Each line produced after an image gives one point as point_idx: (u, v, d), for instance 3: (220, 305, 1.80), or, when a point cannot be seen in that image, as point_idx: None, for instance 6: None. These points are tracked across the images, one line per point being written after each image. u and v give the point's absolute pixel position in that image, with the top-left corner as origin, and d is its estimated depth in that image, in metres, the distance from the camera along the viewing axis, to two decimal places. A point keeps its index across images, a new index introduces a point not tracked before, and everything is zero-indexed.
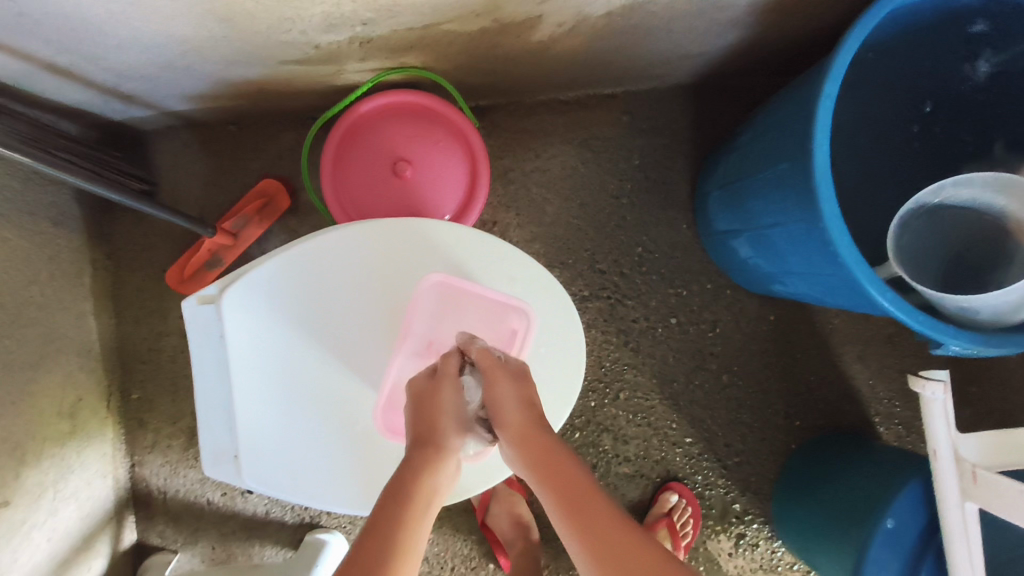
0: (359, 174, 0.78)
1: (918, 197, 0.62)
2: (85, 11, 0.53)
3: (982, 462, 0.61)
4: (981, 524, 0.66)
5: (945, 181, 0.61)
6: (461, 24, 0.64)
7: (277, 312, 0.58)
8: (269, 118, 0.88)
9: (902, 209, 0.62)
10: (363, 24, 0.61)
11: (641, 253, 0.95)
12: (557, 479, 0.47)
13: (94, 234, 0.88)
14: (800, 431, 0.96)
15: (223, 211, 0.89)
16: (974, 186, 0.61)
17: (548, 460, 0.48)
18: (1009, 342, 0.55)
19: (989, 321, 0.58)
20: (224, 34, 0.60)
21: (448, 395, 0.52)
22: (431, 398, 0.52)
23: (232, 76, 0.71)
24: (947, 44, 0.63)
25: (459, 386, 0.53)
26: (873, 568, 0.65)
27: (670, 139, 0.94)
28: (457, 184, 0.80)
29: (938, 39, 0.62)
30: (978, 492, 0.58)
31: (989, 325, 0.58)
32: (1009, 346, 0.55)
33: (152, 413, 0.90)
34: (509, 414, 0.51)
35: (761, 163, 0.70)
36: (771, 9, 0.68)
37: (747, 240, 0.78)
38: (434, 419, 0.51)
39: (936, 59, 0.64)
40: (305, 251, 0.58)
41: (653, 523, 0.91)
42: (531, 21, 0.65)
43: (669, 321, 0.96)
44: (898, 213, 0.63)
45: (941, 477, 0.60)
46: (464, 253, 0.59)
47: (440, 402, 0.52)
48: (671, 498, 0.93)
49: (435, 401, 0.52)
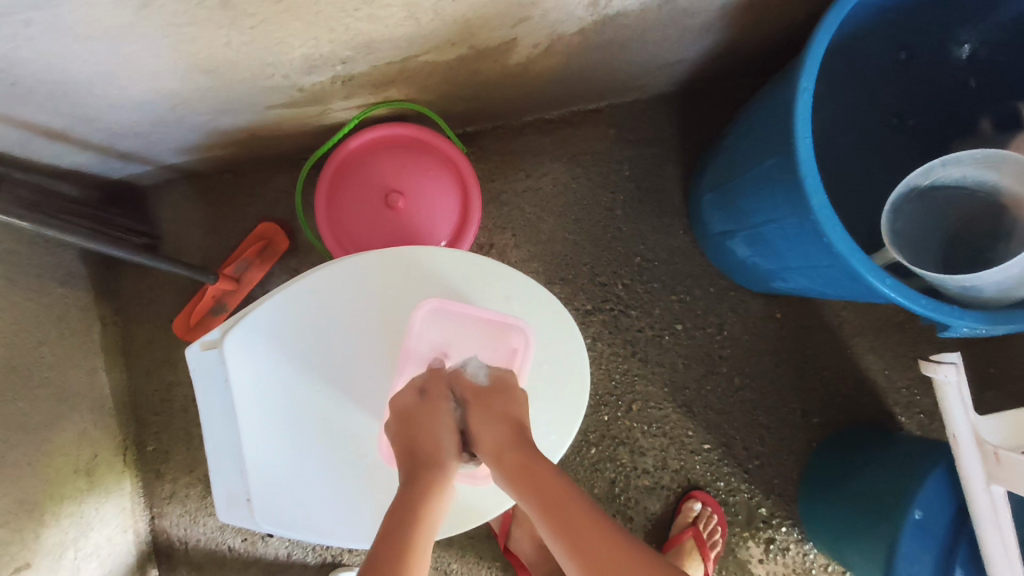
0: (352, 210, 0.79)
1: (907, 181, 0.61)
2: (74, 75, 0.55)
3: (1003, 443, 0.60)
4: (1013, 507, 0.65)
5: (933, 163, 0.60)
6: (439, 54, 0.66)
7: (280, 351, 0.58)
8: (262, 162, 0.90)
9: (892, 195, 0.61)
10: (342, 62, 0.62)
11: (642, 263, 0.95)
12: (532, 484, 0.47)
13: (100, 290, 0.90)
14: (819, 428, 0.94)
15: (224, 257, 0.90)
16: (965, 165, 0.59)
17: (523, 466, 0.48)
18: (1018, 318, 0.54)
19: (994, 299, 0.57)
20: (209, 85, 0.62)
21: (441, 413, 0.52)
22: (420, 422, 0.52)
23: (222, 125, 0.73)
24: (919, 26, 0.63)
25: (443, 405, 0.53)
26: (906, 563, 0.63)
27: (658, 147, 0.95)
28: (450, 210, 0.81)
29: (910, 22, 0.63)
30: (1004, 475, 0.56)
31: (995, 303, 0.57)
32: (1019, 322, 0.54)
33: (168, 463, 0.91)
34: (484, 425, 0.51)
35: (747, 162, 0.70)
36: (741, 11, 0.69)
37: (743, 239, 0.78)
38: (429, 437, 0.51)
39: (910, 42, 0.65)
40: (304, 288, 0.58)
41: (680, 536, 0.89)
42: (507, 46, 0.67)
43: (675, 328, 0.95)
44: (889, 199, 0.62)
45: (963, 462, 0.58)
46: (460, 278, 0.60)
47: (433, 420, 0.52)
48: (695, 506, 0.92)
49: (428, 419, 0.52)
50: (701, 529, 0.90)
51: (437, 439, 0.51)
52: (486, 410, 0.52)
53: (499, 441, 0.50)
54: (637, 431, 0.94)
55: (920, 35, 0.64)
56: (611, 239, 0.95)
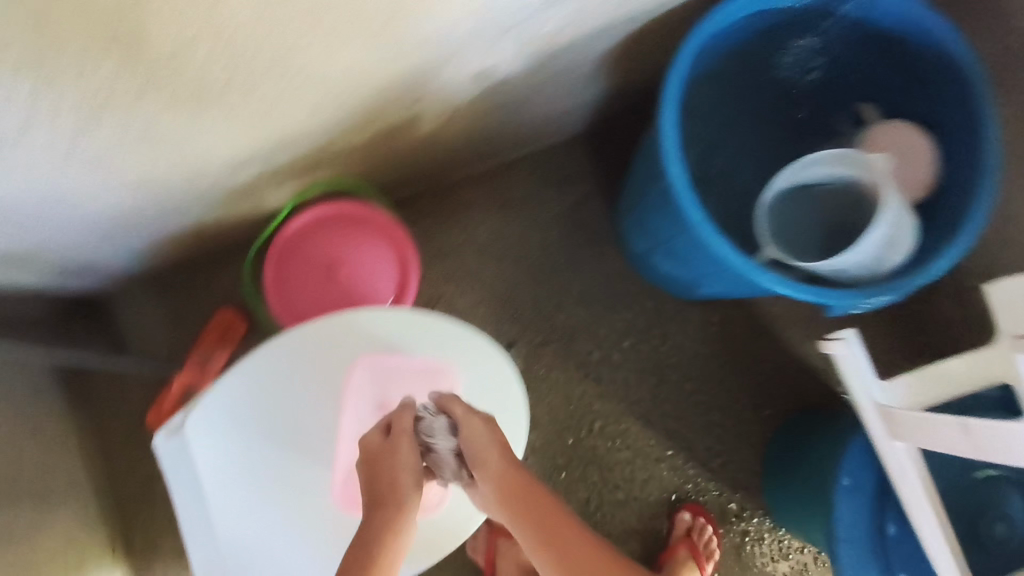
0: (300, 285, 0.85)
1: (775, 184, 0.69)
2: (21, 209, 0.61)
3: (905, 404, 0.68)
4: (933, 461, 0.71)
5: (796, 164, 0.68)
6: (354, 137, 0.73)
7: (238, 426, 0.63)
8: (212, 254, 0.96)
9: (764, 196, 0.69)
10: (266, 158, 0.69)
11: (581, 290, 1.02)
12: (527, 506, 0.56)
13: (74, 397, 0.94)
14: (771, 418, 1.01)
15: (188, 347, 0.95)
16: (823, 164, 0.69)
17: (520, 490, 0.57)
18: (887, 289, 0.63)
19: (867, 276, 0.65)
20: (147, 196, 0.68)
21: (404, 454, 0.56)
22: (387, 458, 0.56)
23: (167, 228, 0.79)
24: (766, 51, 0.72)
25: (407, 443, 0.57)
26: (845, 529, 0.69)
27: (579, 183, 1.03)
28: (389, 269, 0.87)
29: (759, 49, 0.72)
30: (903, 431, 0.64)
31: (868, 280, 0.65)
32: (890, 292, 0.63)
33: (159, 553, 0.94)
34: (482, 450, 0.57)
35: (646, 187, 0.78)
36: (616, 59, 0.78)
37: (659, 255, 0.85)
38: (390, 479, 0.56)
39: (763, 64, 0.74)
40: (252, 366, 0.64)
41: (675, 546, 0.93)
42: (413, 120, 0.74)
43: (622, 346, 1.01)
44: (762, 201, 0.70)
45: (869, 425, 0.66)
46: (396, 334, 0.66)
47: (397, 460, 0.56)
48: (686, 518, 0.96)
49: (393, 461, 0.56)
50: (697, 540, 0.94)
51: (395, 478, 0.56)
52: (475, 437, 0.58)
53: (499, 479, 0.57)
54: (604, 449, 0.99)
55: (774, 56, 0.73)
56: (549, 273, 1.02)
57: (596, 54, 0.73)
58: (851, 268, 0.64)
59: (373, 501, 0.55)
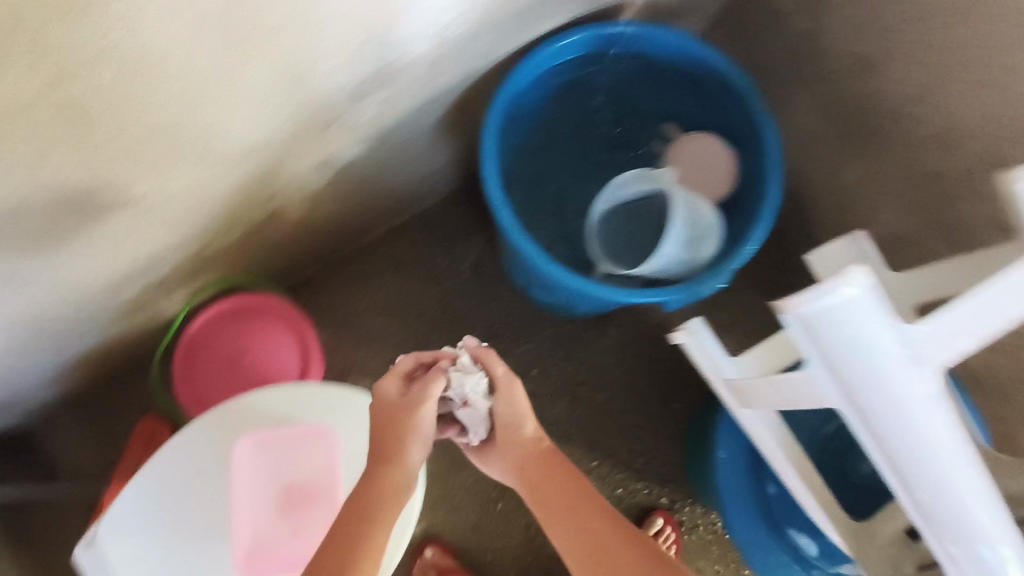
0: (206, 379, 0.91)
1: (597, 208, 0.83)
2: None
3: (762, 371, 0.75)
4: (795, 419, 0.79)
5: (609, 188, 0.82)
6: (225, 237, 0.80)
7: (148, 525, 0.68)
8: (128, 366, 1.00)
9: (591, 220, 0.82)
10: (143, 273, 0.76)
11: (485, 328, 1.09)
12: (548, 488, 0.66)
13: (12, 532, 0.96)
14: (681, 410, 1.08)
15: (118, 460, 0.99)
16: (631, 184, 0.83)
17: (545, 471, 0.67)
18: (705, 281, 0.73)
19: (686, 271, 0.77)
20: (36, 330, 0.74)
21: (423, 413, 0.64)
22: (404, 415, 0.64)
23: (70, 353, 0.85)
24: (573, 93, 0.83)
25: (427, 405, 0.64)
26: (728, 494, 0.77)
27: (465, 232, 1.11)
28: (289, 347, 0.93)
29: (565, 92, 0.83)
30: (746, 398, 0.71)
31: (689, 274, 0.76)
32: (709, 283, 0.73)
33: None
34: (522, 424, 0.68)
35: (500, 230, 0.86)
36: (453, 123, 0.87)
37: (534, 286, 0.93)
38: (407, 432, 0.64)
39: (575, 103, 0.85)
40: (155, 468, 0.69)
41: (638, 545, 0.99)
42: (277, 213, 0.82)
43: (533, 372, 1.08)
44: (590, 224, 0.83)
45: (724, 399, 0.74)
46: (284, 409, 0.71)
47: (416, 419, 0.64)
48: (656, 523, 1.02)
49: (412, 418, 0.64)
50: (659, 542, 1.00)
51: (409, 436, 0.64)
52: (501, 409, 0.67)
53: (528, 447, 0.68)
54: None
55: (580, 98, 0.84)
56: (451, 320, 1.09)
57: (428, 123, 0.82)
58: (672, 267, 0.78)
59: (387, 451, 0.64)
